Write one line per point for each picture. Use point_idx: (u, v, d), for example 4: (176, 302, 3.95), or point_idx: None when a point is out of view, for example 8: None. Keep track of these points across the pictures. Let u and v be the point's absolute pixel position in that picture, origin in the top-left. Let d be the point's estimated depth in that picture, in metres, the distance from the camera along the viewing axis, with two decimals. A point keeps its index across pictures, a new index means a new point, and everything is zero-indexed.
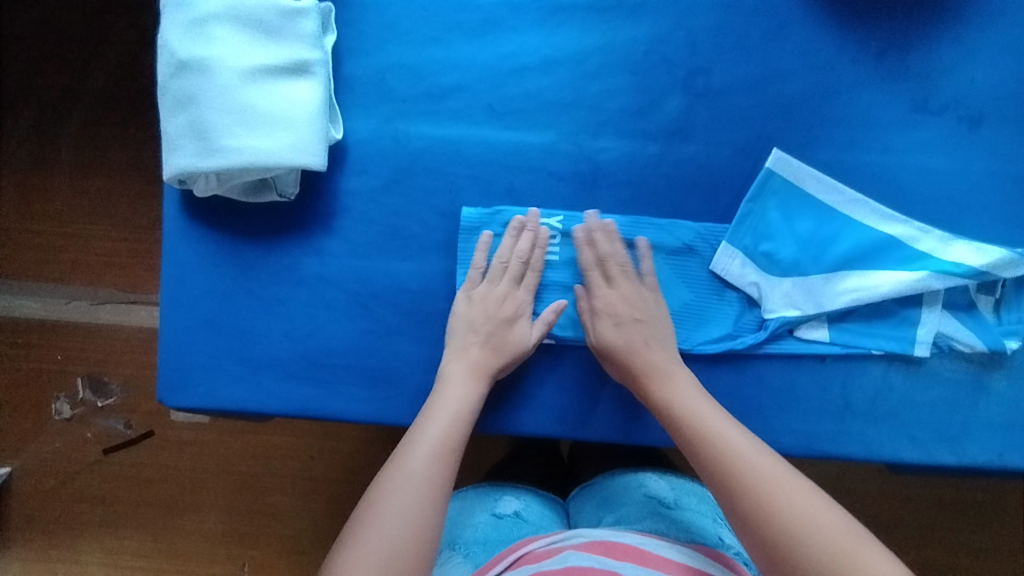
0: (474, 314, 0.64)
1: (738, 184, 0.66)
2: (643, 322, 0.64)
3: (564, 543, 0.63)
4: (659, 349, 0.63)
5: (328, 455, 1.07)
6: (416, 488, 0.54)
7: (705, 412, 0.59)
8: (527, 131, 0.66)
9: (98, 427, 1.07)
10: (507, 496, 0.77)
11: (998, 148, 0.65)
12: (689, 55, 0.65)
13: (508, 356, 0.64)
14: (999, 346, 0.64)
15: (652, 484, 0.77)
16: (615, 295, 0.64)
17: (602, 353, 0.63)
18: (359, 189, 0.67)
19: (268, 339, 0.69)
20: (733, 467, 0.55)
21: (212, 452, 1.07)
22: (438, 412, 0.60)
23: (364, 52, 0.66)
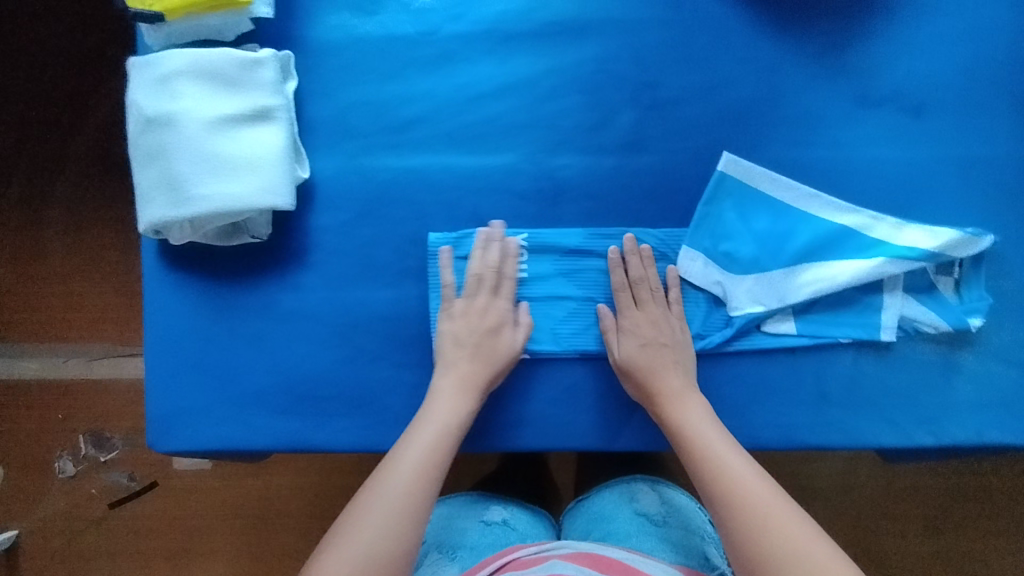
0: (459, 328, 0.66)
1: (695, 189, 0.68)
2: (668, 347, 0.65)
3: (550, 553, 0.64)
4: (679, 372, 0.65)
5: (331, 489, 1.08)
6: (391, 507, 0.56)
7: (723, 449, 0.60)
8: (487, 155, 0.68)
9: (101, 482, 1.09)
10: (496, 507, 0.79)
11: (944, 133, 0.66)
12: (637, 70, 0.67)
13: (500, 364, 0.65)
14: (962, 325, 0.66)
15: (643, 500, 0.78)
16: (647, 318, 0.66)
17: (623, 369, 0.65)
18: (329, 224, 0.69)
19: (250, 377, 0.70)
20: (746, 508, 0.56)
21: (216, 498, 1.08)
22: (421, 430, 0.62)
23: (325, 94, 0.68)
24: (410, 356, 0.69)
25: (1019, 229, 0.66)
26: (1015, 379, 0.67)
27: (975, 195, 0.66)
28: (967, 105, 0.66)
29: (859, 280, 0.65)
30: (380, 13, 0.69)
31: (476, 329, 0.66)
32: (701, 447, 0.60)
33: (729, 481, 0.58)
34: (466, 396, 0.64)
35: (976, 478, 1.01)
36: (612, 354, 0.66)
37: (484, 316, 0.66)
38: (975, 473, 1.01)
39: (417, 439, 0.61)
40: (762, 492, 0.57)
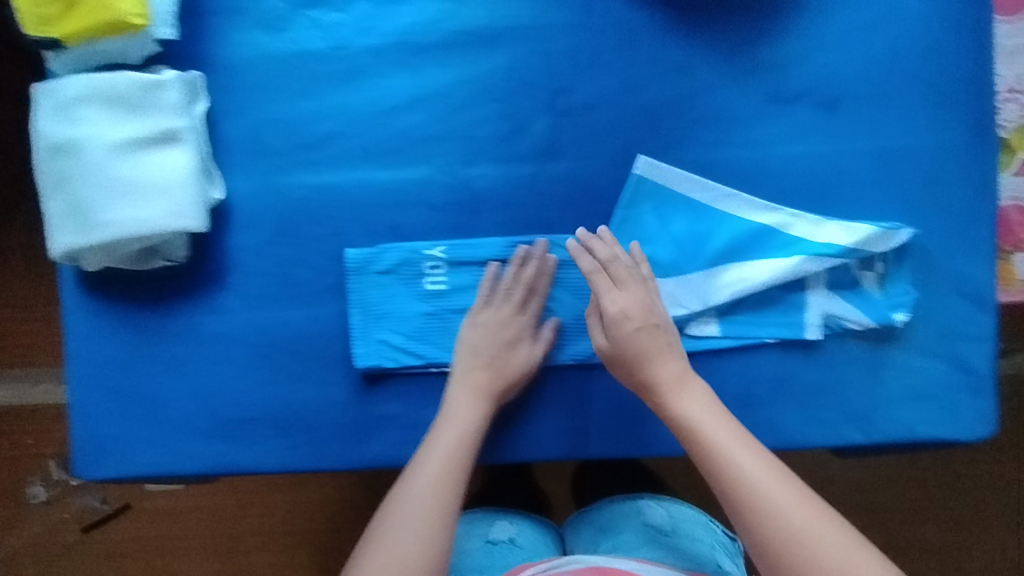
0: (478, 338, 0.65)
1: (613, 194, 0.67)
2: (659, 327, 0.62)
3: (559, 569, 0.62)
4: (674, 354, 0.62)
5: (302, 505, 1.12)
6: (420, 515, 0.57)
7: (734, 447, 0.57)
8: (402, 168, 0.68)
9: (75, 506, 1.12)
10: (503, 522, 0.79)
11: (861, 127, 0.65)
12: (547, 77, 0.67)
13: (510, 379, 0.65)
14: (885, 320, 0.65)
15: (650, 510, 0.77)
16: (631, 302, 0.62)
17: (611, 357, 0.62)
18: (247, 244, 0.68)
19: (174, 402, 0.69)
20: (764, 519, 0.54)
21: (188, 519, 1.12)
22: (444, 431, 0.62)
23: (237, 113, 0.67)
24: (333, 373, 0.69)
25: (938, 221, 0.66)
26: (945, 372, 0.67)
27: (893, 188, 0.65)
28: (884, 98, 0.65)
29: (779, 280, 0.65)
30: (288, 29, 0.67)
31: (498, 338, 0.65)
32: (720, 447, 0.57)
33: (747, 489, 0.55)
34: (481, 399, 0.64)
35: (936, 467, 1.01)
36: (597, 342, 0.63)
37: (506, 328, 0.65)
38: (934, 464, 1.01)
39: (439, 442, 0.62)
40: (783, 498, 0.54)
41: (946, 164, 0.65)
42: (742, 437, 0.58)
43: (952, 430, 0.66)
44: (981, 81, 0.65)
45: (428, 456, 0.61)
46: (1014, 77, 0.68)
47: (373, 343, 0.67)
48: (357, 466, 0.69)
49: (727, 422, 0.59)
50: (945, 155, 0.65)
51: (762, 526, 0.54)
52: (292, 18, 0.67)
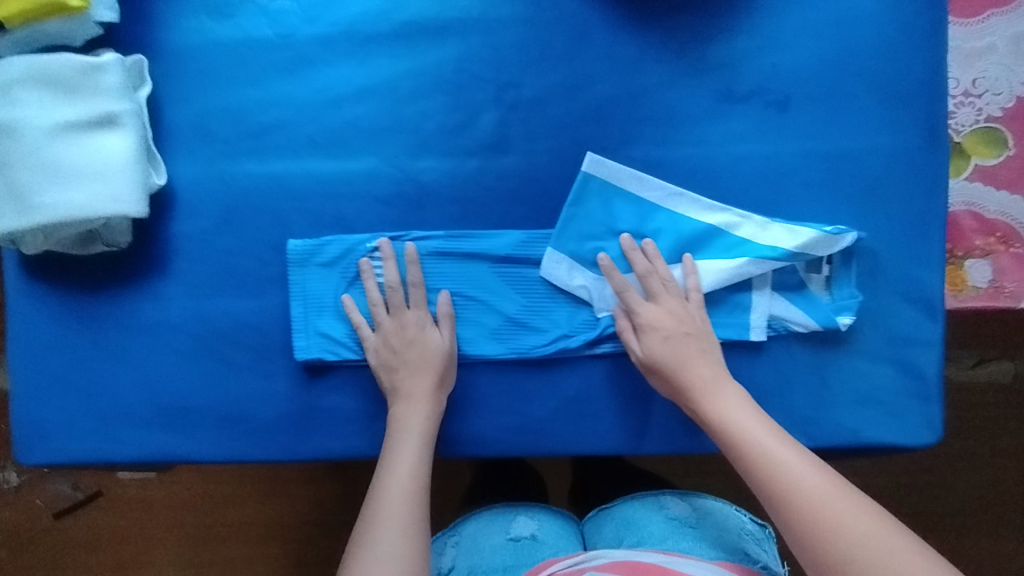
0: (387, 349, 0.65)
1: (561, 190, 0.67)
2: (693, 336, 0.62)
3: (586, 565, 0.62)
4: (707, 362, 0.62)
5: (273, 497, 1.12)
6: (392, 527, 0.56)
7: (772, 446, 0.56)
8: (348, 159, 0.67)
9: (47, 493, 1.15)
10: (522, 518, 0.73)
11: (809, 128, 0.65)
12: (497, 70, 0.66)
13: (434, 364, 0.64)
14: (831, 324, 0.64)
15: (672, 504, 0.72)
16: (663, 313, 0.63)
17: (649, 366, 0.62)
18: (191, 232, 0.68)
19: (116, 388, 0.68)
20: (807, 518, 0.52)
21: (158, 507, 1.14)
22: (404, 438, 0.62)
23: (183, 99, 0.67)
24: (275, 364, 0.68)
25: (887, 224, 0.65)
26: (893, 378, 0.66)
27: (841, 190, 0.65)
28: (833, 98, 0.65)
29: (723, 282, 0.64)
30: (237, 15, 0.67)
31: (401, 340, 0.65)
32: (752, 447, 0.57)
33: (785, 487, 0.54)
34: (426, 399, 0.64)
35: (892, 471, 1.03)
36: (635, 352, 0.63)
37: (405, 329, 0.65)
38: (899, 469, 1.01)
39: (402, 450, 0.62)
40: (825, 495, 0.52)
41: (897, 168, 0.65)
42: (778, 436, 0.57)
43: (898, 436, 0.65)
44: (932, 84, 0.64)
45: (394, 466, 0.61)
46: (970, 81, 0.68)
47: (315, 335, 0.67)
48: (297, 459, 0.68)
49: (767, 422, 0.59)
50: (896, 158, 0.64)
51: (808, 524, 0.52)
52: (240, 5, 0.67)
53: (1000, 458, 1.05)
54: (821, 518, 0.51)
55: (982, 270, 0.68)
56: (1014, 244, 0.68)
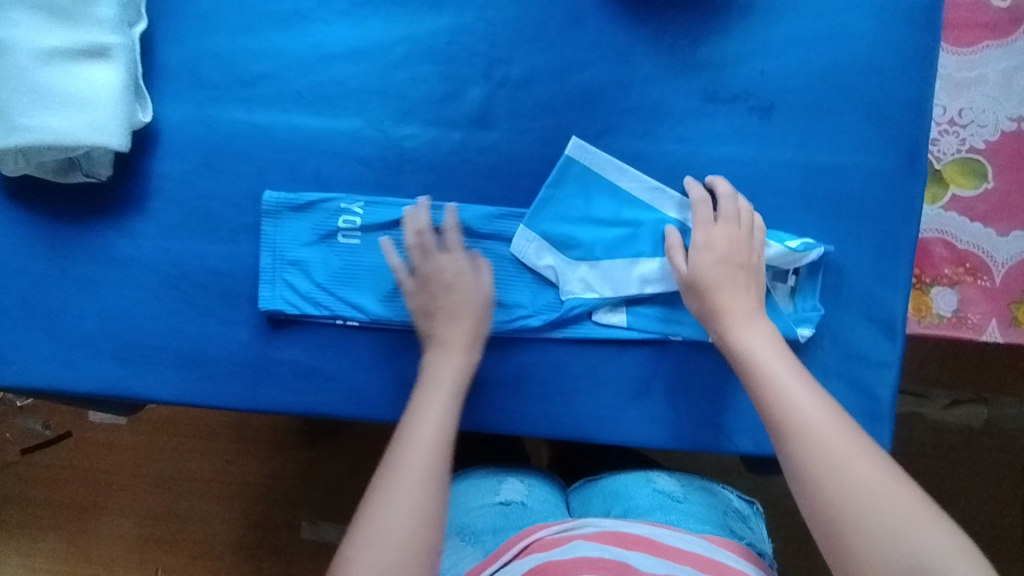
0: (421, 299, 0.64)
1: (539, 171, 0.67)
2: (743, 267, 0.61)
3: (573, 533, 0.59)
4: (746, 296, 0.60)
5: (240, 456, 1.13)
6: (412, 481, 0.55)
7: (792, 387, 0.55)
8: (333, 117, 0.68)
9: (18, 428, 1.17)
10: (510, 482, 0.73)
11: (789, 137, 0.66)
12: (488, 47, 0.67)
13: (474, 312, 0.64)
14: (790, 334, 0.64)
15: (661, 479, 0.71)
16: (719, 237, 0.61)
17: (692, 285, 0.61)
18: (171, 172, 0.69)
19: (79, 319, 0.69)
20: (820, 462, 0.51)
21: (124, 453, 1.15)
22: (438, 380, 0.61)
23: (179, 40, 0.69)
24: (238, 312, 0.69)
25: (856, 241, 0.65)
26: (847, 395, 0.66)
27: (813, 201, 0.65)
28: (817, 112, 0.65)
29: None
30: None
31: (440, 286, 0.64)
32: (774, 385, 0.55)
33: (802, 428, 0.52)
34: (464, 348, 0.63)
35: None
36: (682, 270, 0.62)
37: (442, 274, 0.64)
38: None
39: (430, 401, 0.60)
40: (841, 442, 0.51)
41: (871, 185, 0.65)
42: (802, 379, 0.55)
43: None
44: (915, 106, 0.65)
45: (420, 419, 0.59)
46: (957, 110, 0.69)
47: (279, 288, 0.67)
48: (249, 409, 0.69)
49: (793, 365, 0.57)
50: (871, 178, 0.65)
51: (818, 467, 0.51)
52: None
53: (958, 500, 1.05)
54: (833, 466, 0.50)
55: (947, 299, 0.69)
56: (982, 277, 0.69)
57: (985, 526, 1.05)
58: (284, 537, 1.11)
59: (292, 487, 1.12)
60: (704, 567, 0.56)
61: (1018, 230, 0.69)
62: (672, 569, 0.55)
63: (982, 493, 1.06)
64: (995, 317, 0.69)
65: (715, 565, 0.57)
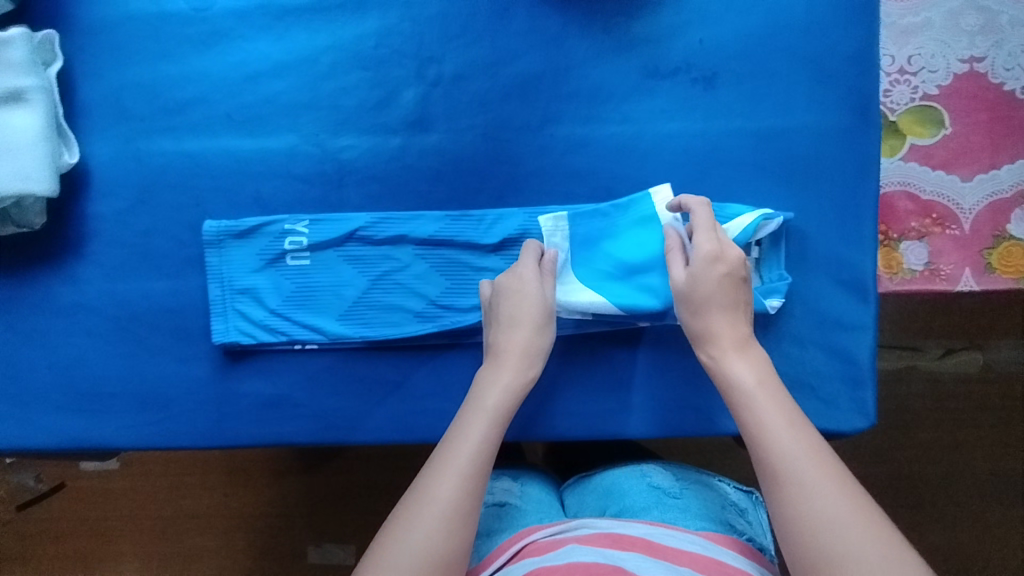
0: (512, 309, 0.59)
1: (484, 168, 0.65)
2: (732, 279, 0.57)
3: (567, 535, 0.56)
4: (735, 295, 0.57)
5: (236, 489, 1.11)
6: (438, 514, 0.50)
7: (780, 430, 0.51)
8: (266, 137, 0.66)
9: (10, 485, 1.13)
10: (503, 483, 0.70)
11: (735, 104, 0.64)
12: (418, 46, 0.65)
13: (540, 322, 0.60)
14: (760, 307, 0.61)
15: (656, 474, 0.68)
16: (712, 274, 0.56)
17: (685, 296, 0.57)
18: (107, 212, 0.66)
19: (32, 374, 0.67)
20: (785, 466, 0.49)
21: (118, 499, 1.12)
22: (483, 404, 0.57)
23: (99, 75, 0.66)
24: (193, 348, 0.66)
25: (815, 204, 0.63)
26: (824, 362, 0.64)
27: (766, 168, 0.64)
28: (760, 76, 0.63)
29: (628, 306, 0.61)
30: None
31: (514, 296, 0.60)
32: (760, 435, 0.51)
33: (785, 480, 0.48)
34: (516, 371, 0.58)
35: (850, 453, 1.05)
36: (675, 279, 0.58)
37: (524, 286, 0.60)
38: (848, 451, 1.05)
39: (473, 425, 0.55)
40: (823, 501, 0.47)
41: (825, 145, 0.63)
42: (793, 423, 0.51)
43: (830, 421, 0.63)
44: (860, 58, 0.63)
45: (461, 441, 0.54)
46: (905, 58, 0.67)
47: (232, 319, 0.65)
48: (216, 446, 0.66)
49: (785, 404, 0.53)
50: (825, 137, 0.63)
51: (798, 527, 0.46)
52: None
53: (959, 450, 1.04)
54: (795, 471, 0.48)
55: (918, 252, 0.67)
56: (950, 226, 0.67)
57: (988, 473, 1.04)
58: (291, 564, 1.09)
59: (292, 515, 1.10)
60: (704, 568, 0.52)
61: (981, 174, 0.67)
62: (669, 570, 0.51)
63: (982, 441, 1.04)
64: (968, 265, 0.67)
65: (717, 566, 0.53)
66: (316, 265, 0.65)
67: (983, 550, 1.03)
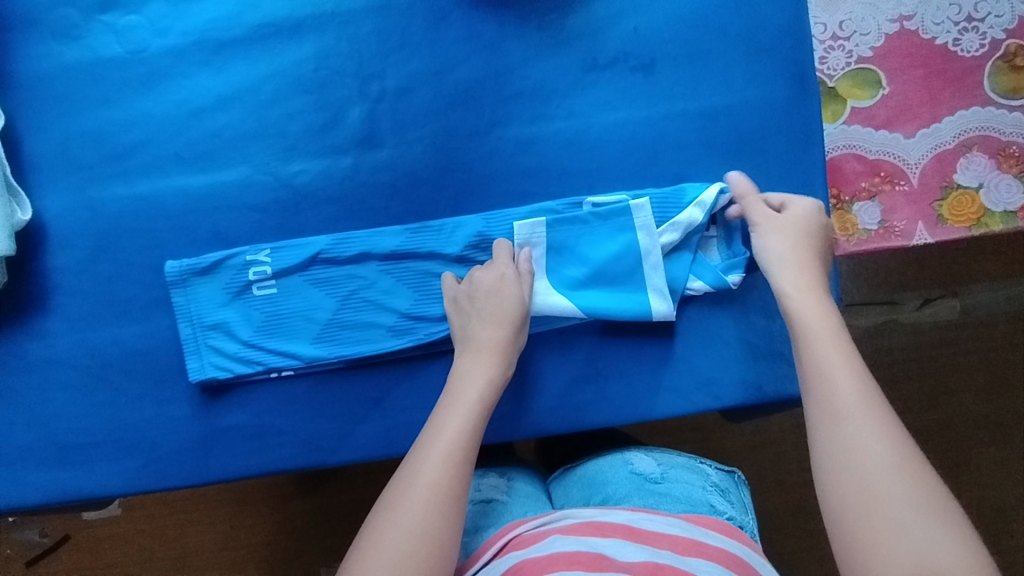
0: (491, 307, 0.61)
1: (438, 177, 0.65)
2: (816, 237, 0.61)
3: (552, 526, 0.57)
4: (819, 254, 0.61)
5: (242, 520, 1.11)
6: (425, 495, 0.52)
7: (846, 372, 0.51)
8: (218, 170, 0.66)
9: (16, 542, 1.13)
10: (490, 479, 0.71)
11: (676, 87, 0.65)
12: (358, 64, 0.65)
13: (513, 321, 0.61)
14: (722, 283, 0.64)
15: (639, 460, 0.69)
16: (811, 219, 0.61)
17: (767, 230, 0.61)
18: (67, 264, 0.66)
19: (12, 432, 0.66)
20: (847, 404, 0.50)
21: (125, 544, 1.12)
22: (462, 393, 0.59)
23: (43, 128, 0.66)
24: (170, 389, 0.66)
25: (765, 176, 0.65)
26: None
27: (713, 147, 0.65)
28: (696, 57, 0.65)
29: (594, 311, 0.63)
30: (86, 36, 0.66)
31: (489, 295, 0.61)
32: (828, 378, 0.52)
33: (847, 422, 0.49)
34: (495, 359, 0.60)
35: None
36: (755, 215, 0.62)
37: (503, 281, 0.62)
38: None
39: (454, 413, 0.57)
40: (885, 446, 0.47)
41: (767, 118, 0.64)
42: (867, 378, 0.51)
43: None
44: (791, 29, 0.64)
45: (444, 428, 0.56)
46: (837, 24, 0.69)
47: (206, 356, 0.65)
48: (204, 483, 0.66)
49: (849, 351, 0.54)
50: (766, 110, 0.64)
51: (849, 467, 0.47)
52: (87, 25, 0.66)
53: (944, 396, 1.06)
54: (855, 413, 0.49)
55: (871, 212, 0.68)
56: (899, 182, 0.68)
57: (973, 415, 1.06)
58: None
59: (300, 538, 1.10)
60: (683, 549, 0.53)
61: (924, 128, 0.68)
62: (651, 554, 0.52)
63: (965, 385, 1.06)
64: (921, 219, 0.68)
65: (697, 547, 0.54)
66: (282, 292, 0.65)
67: (976, 491, 1.06)
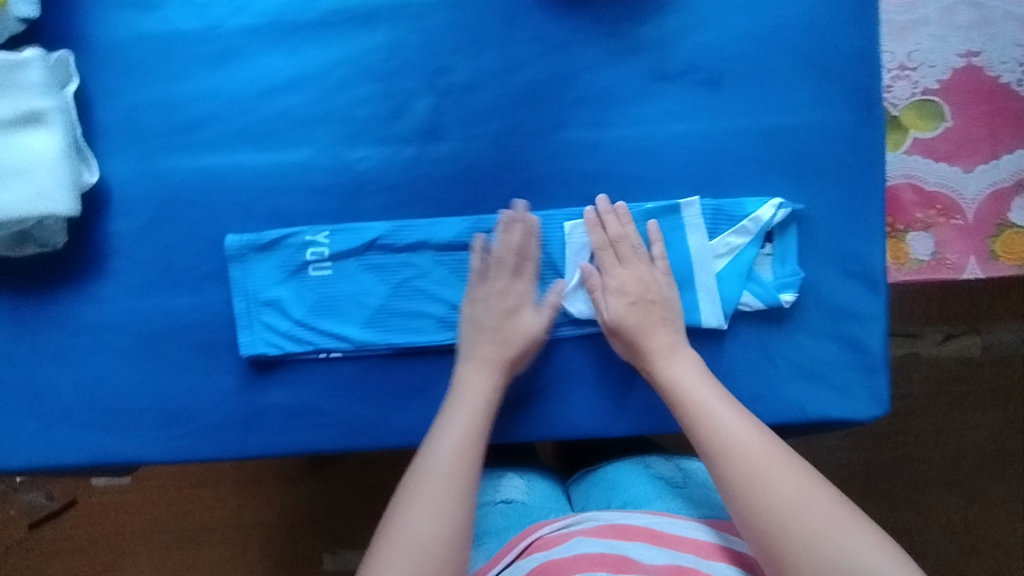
0: (501, 325, 0.62)
1: (499, 174, 0.66)
2: (659, 301, 0.62)
3: (574, 528, 0.58)
4: (667, 328, 0.62)
5: (253, 499, 1.11)
6: (440, 498, 0.55)
7: (731, 428, 0.56)
8: (283, 150, 0.67)
9: (22, 504, 1.13)
10: (511, 479, 0.71)
11: (740, 104, 0.65)
12: (429, 57, 0.66)
13: (519, 345, 0.63)
14: (772, 301, 0.64)
15: (658, 464, 0.70)
16: (619, 302, 0.62)
17: (612, 328, 0.62)
18: (127, 230, 0.67)
19: (55, 392, 0.67)
20: (738, 458, 0.54)
21: (134, 513, 1.12)
22: (467, 396, 0.61)
23: (114, 95, 0.67)
24: (217, 361, 0.67)
25: (824, 198, 0.65)
26: (839, 353, 0.65)
27: (774, 166, 0.65)
28: (763, 76, 0.65)
29: None
30: (163, 7, 0.67)
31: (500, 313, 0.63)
32: (716, 438, 0.56)
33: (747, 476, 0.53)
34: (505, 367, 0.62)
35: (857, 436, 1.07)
36: (600, 313, 0.63)
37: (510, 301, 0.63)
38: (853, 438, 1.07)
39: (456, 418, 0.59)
40: (788, 483, 0.52)
41: (829, 141, 0.65)
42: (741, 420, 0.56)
43: (847, 409, 0.65)
44: (859, 56, 0.64)
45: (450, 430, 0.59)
46: (904, 54, 0.69)
47: (257, 331, 0.66)
48: (243, 457, 0.67)
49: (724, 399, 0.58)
50: (828, 134, 0.65)
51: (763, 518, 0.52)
52: None
53: (965, 431, 1.06)
54: (749, 463, 0.54)
55: (924, 243, 0.69)
56: (954, 216, 0.69)
57: (994, 452, 1.06)
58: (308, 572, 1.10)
59: (308, 521, 1.10)
60: (707, 553, 0.56)
61: (982, 165, 0.69)
62: (675, 559, 0.54)
63: (988, 423, 1.07)
64: (973, 254, 0.69)
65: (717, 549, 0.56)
66: (337, 274, 0.66)
67: (993, 530, 1.05)
